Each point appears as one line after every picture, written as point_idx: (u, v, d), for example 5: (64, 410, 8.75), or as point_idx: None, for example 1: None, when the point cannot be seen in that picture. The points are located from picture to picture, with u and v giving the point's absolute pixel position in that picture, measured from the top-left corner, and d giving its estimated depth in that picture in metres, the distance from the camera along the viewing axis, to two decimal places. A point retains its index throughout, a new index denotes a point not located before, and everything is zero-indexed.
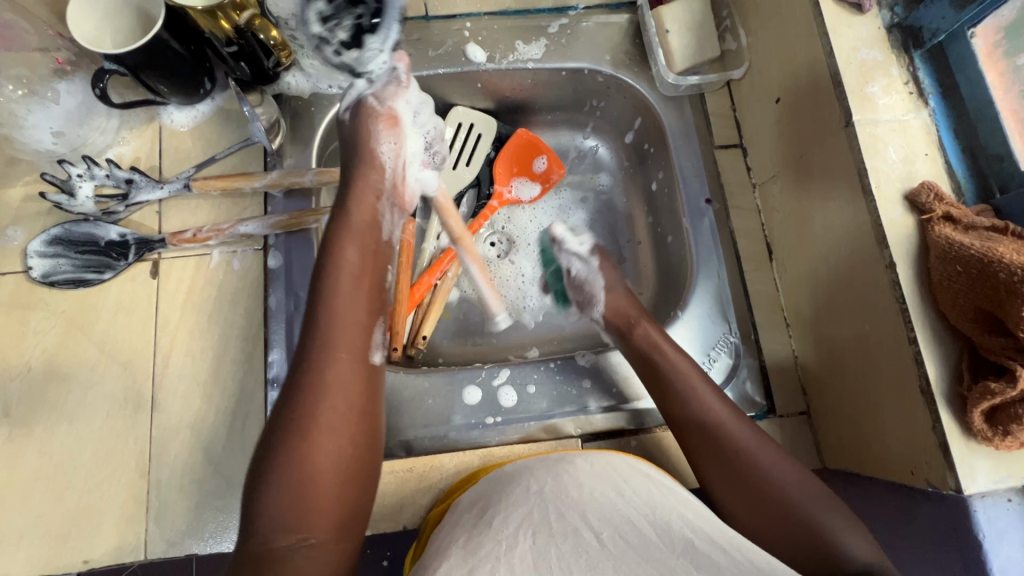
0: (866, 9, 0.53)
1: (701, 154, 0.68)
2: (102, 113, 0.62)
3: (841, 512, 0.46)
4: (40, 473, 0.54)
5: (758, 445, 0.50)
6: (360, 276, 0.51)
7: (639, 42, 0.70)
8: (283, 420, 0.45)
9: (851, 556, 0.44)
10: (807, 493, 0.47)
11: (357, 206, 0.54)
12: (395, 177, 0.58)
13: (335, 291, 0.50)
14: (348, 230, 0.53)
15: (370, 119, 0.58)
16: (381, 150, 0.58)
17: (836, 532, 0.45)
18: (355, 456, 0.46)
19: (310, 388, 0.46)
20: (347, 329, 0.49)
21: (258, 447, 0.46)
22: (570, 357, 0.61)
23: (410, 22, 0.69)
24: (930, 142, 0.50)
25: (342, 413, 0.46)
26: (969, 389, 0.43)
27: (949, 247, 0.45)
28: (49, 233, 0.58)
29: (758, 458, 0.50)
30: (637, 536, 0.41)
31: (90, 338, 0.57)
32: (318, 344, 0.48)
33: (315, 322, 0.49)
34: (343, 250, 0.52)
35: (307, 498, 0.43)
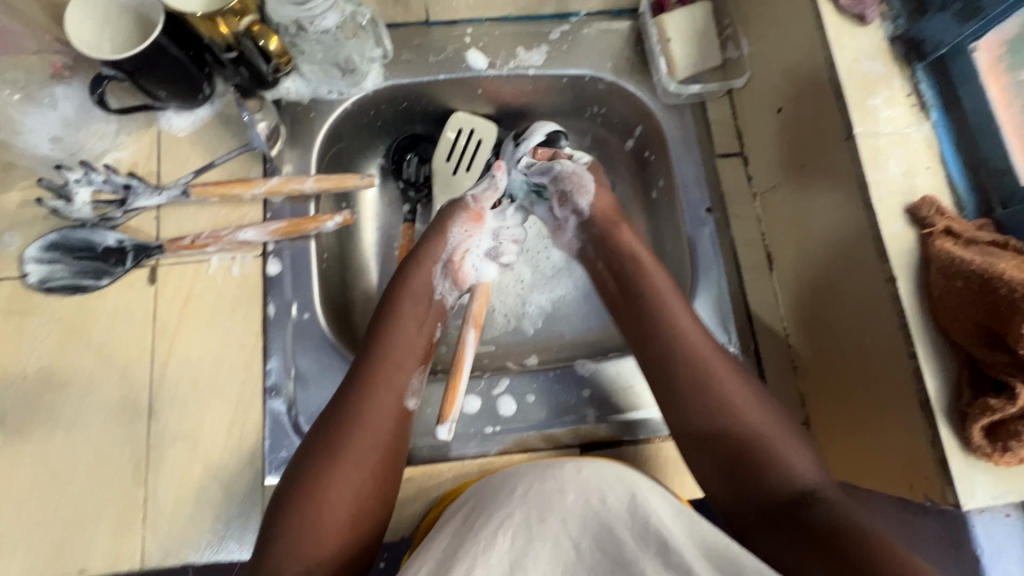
0: (869, 20, 0.53)
1: (702, 162, 0.68)
2: (100, 118, 0.61)
3: (792, 439, 0.49)
4: (37, 481, 0.53)
5: (728, 366, 0.52)
6: (411, 329, 0.56)
7: (641, 49, 0.69)
8: (314, 446, 0.48)
9: (799, 479, 0.47)
10: (763, 422, 0.50)
11: (419, 269, 0.59)
12: (455, 255, 0.62)
13: (386, 340, 0.54)
14: (404, 288, 0.58)
15: (458, 206, 0.63)
16: (452, 231, 0.62)
17: (789, 457, 0.48)
18: (374, 481, 0.48)
19: (347, 416, 0.49)
20: (391, 373, 0.52)
21: (287, 474, 0.48)
22: (570, 366, 0.61)
23: (410, 28, 0.68)
24: (932, 155, 0.50)
25: (369, 439, 0.48)
26: (969, 404, 0.43)
27: (951, 263, 0.44)
28: (46, 238, 0.58)
29: (724, 378, 0.51)
30: (614, 544, 0.40)
31: (87, 345, 0.57)
32: (363, 381, 0.51)
33: (364, 361, 0.53)
34: (400, 301, 0.57)
35: (320, 521, 0.44)
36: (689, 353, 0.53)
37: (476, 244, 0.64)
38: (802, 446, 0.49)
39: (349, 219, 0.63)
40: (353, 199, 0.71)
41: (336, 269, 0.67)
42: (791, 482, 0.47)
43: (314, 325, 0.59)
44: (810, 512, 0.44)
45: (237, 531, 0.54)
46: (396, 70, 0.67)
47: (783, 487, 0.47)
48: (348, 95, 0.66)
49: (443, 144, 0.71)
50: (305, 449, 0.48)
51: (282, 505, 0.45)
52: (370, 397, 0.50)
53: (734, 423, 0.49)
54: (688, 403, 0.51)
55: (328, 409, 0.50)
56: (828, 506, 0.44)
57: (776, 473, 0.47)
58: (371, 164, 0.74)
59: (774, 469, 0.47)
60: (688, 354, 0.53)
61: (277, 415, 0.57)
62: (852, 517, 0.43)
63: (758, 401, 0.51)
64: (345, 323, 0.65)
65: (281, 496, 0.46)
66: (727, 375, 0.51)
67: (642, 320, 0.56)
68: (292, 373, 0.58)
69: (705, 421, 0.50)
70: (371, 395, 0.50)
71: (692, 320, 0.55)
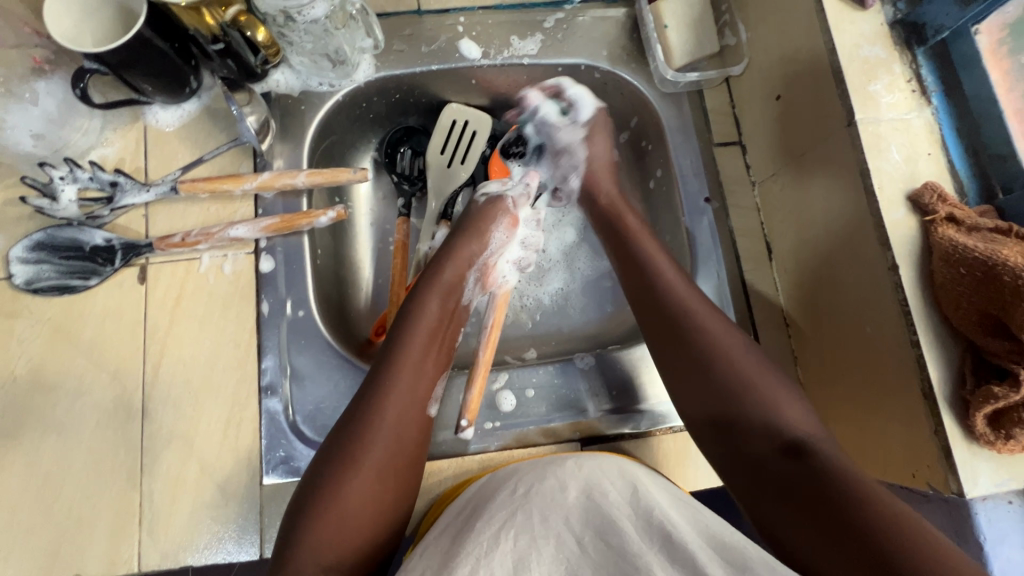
0: (868, 4, 0.52)
1: (700, 152, 0.67)
2: (84, 113, 0.60)
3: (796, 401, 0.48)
4: (29, 486, 0.52)
5: (722, 328, 0.52)
6: (437, 327, 0.55)
7: (636, 37, 0.68)
8: (338, 447, 0.47)
9: (790, 430, 0.47)
10: (766, 380, 0.49)
11: (452, 267, 0.59)
12: (491, 259, 0.64)
13: (416, 326, 0.54)
14: (437, 284, 0.57)
15: (499, 208, 0.64)
16: (495, 235, 0.63)
17: (780, 411, 0.48)
18: (392, 483, 0.47)
19: (373, 413, 0.48)
20: (422, 368, 0.52)
21: (306, 477, 0.47)
22: (570, 360, 0.61)
23: (402, 17, 0.67)
24: (933, 141, 0.50)
25: (400, 423, 0.49)
26: (972, 393, 0.43)
27: (953, 250, 0.44)
28: (31, 238, 0.56)
29: (720, 337, 0.52)
30: (617, 536, 0.39)
31: (77, 346, 0.56)
32: (395, 366, 0.51)
33: (393, 354, 0.52)
34: (427, 298, 0.56)
35: (340, 523, 0.44)
36: (685, 313, 0.53)
37: (508, 252, 0.66)
38: (795, 400, 0.49)
39: (342, 213, 0.61)
40: (346, 194, 0.70)
41: (331, 265, 0.66)
42: (784, 436, 0.46)
43: (310, 323, 0.59)
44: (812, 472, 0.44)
45: (235, 532, 0.53)
46: (387, 60, 0.66)
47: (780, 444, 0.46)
48: (339, 86, 0.64)
49: (436, 138, 0.69)
50: (327, 449, 0.48)
51: (304, 510, 0.45)
52: (398, 387, 0.50)
53: (731, 377, 0.50)
54: (691, 370, 0.51)
55: (354, 405, 0.49)
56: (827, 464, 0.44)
57: (766, 428, 0.47)
58: (364, 158, 0.73)
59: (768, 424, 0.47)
60: (684, 314, 0.53)
61: (274, 414, 0.56)
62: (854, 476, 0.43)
63: (756, 361, 0.50)
64: (341, 320, 0.64)
65: (302, 502, 0.45)
66: (723, 333, 0.52)
67: (637, 287, 0.57)
68: (288, 371, 0.57)
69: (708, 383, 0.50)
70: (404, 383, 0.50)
71: (681, 282, 0.55)
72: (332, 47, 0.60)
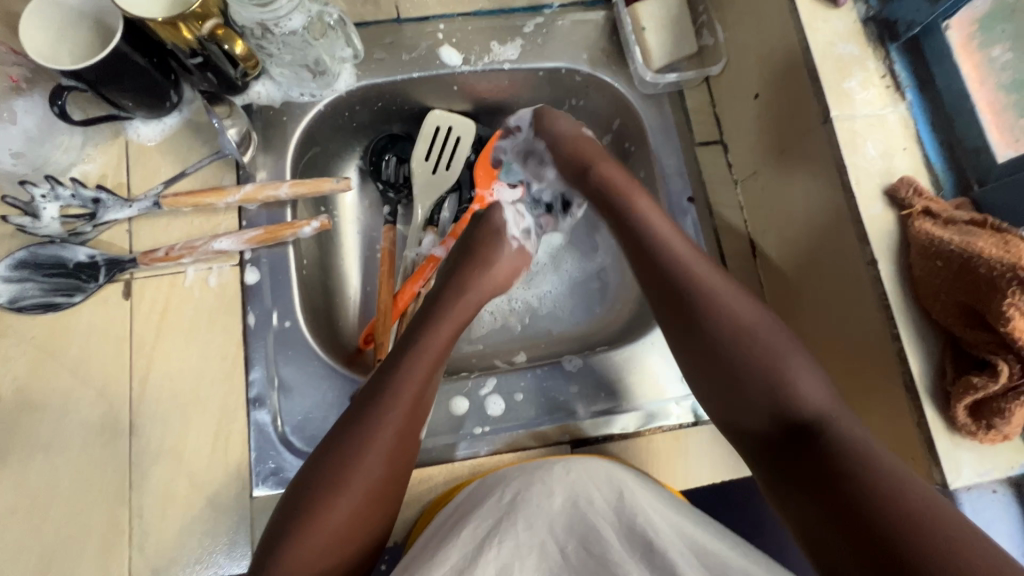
0: (841, 3, 0.53)
1: (682, 152, 0.67)
2: (64, 130, 0.60)
3: (803, 362, 0.49)
4: (17, 506, 0.52)
5: (725, 285, 0.54)
6: (439, 364, 0.54)
7: (616, 39, 0.68)
8: (334, 461, 0.47)
9: (795, 391, 0.48)
10: (774, 342, 0.50)
11: (466, 296, 0.60)
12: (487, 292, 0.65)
13: (422, 355, 0.53)
14: (446, 319, 0.57)
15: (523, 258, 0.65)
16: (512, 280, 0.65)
17: (794, 382, 0.48)
18: (375, 505, 0.47)
19: (373, 432, 0.48)
20: (422, 401, 0.51)
21: (293, 486, 0.47)
22: (557, 363, 0.61)
23: (381, 26, 0.67)
24: (909, 136, 0.50)
25: (395, 449, 0.49)
26: (952, 384, 0.43)
27: (930, 243, 0.45)
28: (13, 257, 0.56)
29: (729, 300, 0.53)
30: (600, 546, 0.43)
31: (62, 364, 0.56)
32: (398, 394, 0.50)
33: (399, 376, 0.51)
34: (439, 324, 0.56)
35: (323, 537, 0.44)
36: (686, 275, 0.54)
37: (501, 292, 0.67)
38: (807, 368, 0.49)
39: (326, 223, 0.61)
40: (331, 202, 0.70)
41: (318, 275, 0.66)
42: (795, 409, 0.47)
43: (297, 333, 0.59)
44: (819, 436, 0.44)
45: (225, 545, 0.53)
46: (368, 69, 0.66)
47: (789, 407, 0.47)
48: (321, 96, 0.64)
49: (420, 145, 0.70)
50: (318, 459, 0.47)
51: (289, 520, 0.45)
52: (397, 417, 0.49)
53: (726, 334, 0.51)
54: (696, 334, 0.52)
55: (350, 420, 0.49)
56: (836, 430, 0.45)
57: (778, 399, 0.48)
58: (349, 167, 0.73)
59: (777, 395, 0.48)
60: (688, 278, 0.54)
61: (263, 426, 0.56)
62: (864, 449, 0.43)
63: (771, 326, 0.51)
64: (329, 330, 0.64)
65: (285, 511, 0.45)
66: (727, 291, 0.53)
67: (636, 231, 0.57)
68: (276, 383, 0.57)
69: (714, 351, 0.51)
70: (405, 412, 0.50)
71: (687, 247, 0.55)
72: (315, 57, 0.61)
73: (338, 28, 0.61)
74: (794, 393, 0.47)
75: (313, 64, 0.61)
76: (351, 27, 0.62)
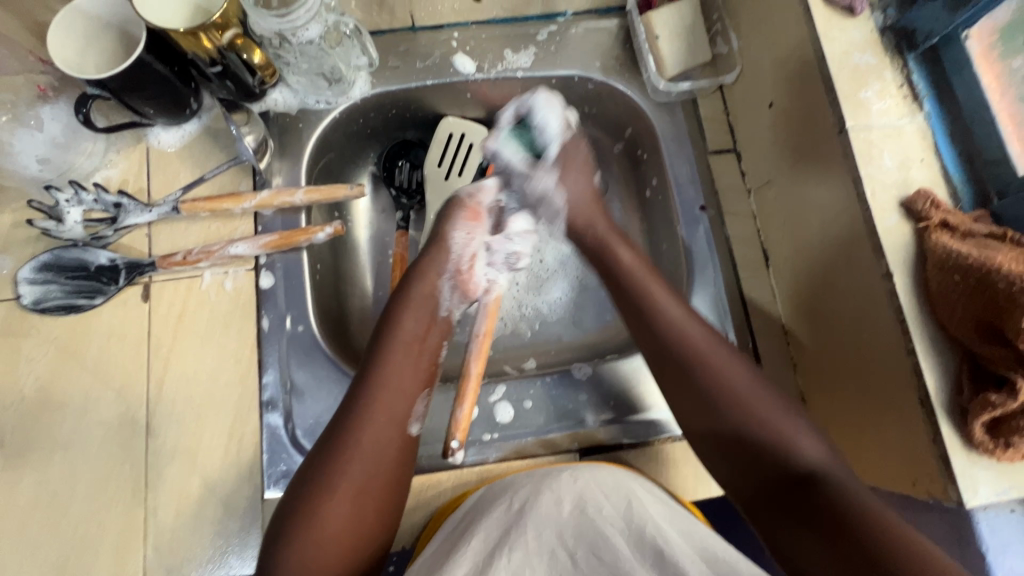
0: (858, 12, 0.52)
1: (695, 160, 0.67)
2: (88, 136, 0.61)
3: (799, 422, 0.48)
4: (38, 501, 0.54)
5: (720, 356, 0.52)
6: (413, 347, 0.55)
7: (629, 47, 0.69)
8: (315, 463, 0.48)
9: (800, 459, 0.46)
10: (763, 405, 0.49)
11: (420, 282, 0.58)
12: (462, 266, 0.61)
13: (386, 356, 0.53)
14: (409, 303, 0.57)
15: (456, 205, 0.62)
16: (455, 235, 0.61)
17: (791, 443, 0.47)
18: (372, 508, 0.47)
19: (343, 435, 0.48)
20: (396, 389, 0.52)
21: (284, 498, 0.47)
22: (567, 370, 0.61)
23: (396, 34, 0.68)
24: (926, 147, 0.50)
25: (378, 440, 0.49)
26: (969, 401, 0.43)
27: (947, 257, 0.44)
28: (38, 259, 0.58)
29: (723, 367, 0.51)
30: (610, 552, 0.42)
31: (82, 365, 0.57)
32: (373, 388, 0.51)
33: (365, 377, 0.52)
34: (400, 317, 0.56)
35: (317, 540, 0.44)
36: (684, 340, 0.53)
37: (479, 245, 0.63)
38: (793, 412, 0.49)
39: (340, 229, 0.62)
40: (345, 208, 0.71)
41: (330, 280, 0.66)
42: (794, 465, 0.46)
43: (309, 338, 0.59)
44: (819, 497, 0.44)
45: (237, 546, 0.54)
46: (383, 77, 0.66)
47: (784, 466, 0.46)
48: (336, 103, 0.65)
49: (433, 151, 0.71)
50: (308, 466, 0.48)
51: (286, 528, 0.45)
52: (375, 411, 0.50)
53: (729, 402, 0.50)
54: (686, 392, 0.52)
55: (330, 424, 0.50)
56: (834, 487, 0.44)
57: (775, 459, 0.47)
58: (362, 173, 0.73)
59: (776, 457, 0.47)
60: (682, 339, 0.53)
61: (275, 429, 0.57)
62: (858, 500, 0.42)
63: (754, 381, 0.50)
64: (341, 334, 0.65)
65: (283, 518, 0.46)
66: (705, 340, 0.53)
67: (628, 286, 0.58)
68: (288, 386, 0.58)
69: (710, 410, 0.50)
70: (379, 403, 0.50)
71: (684, 313, 0.55)
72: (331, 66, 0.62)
73: (352, 36, 0.62)
74: (793, 451, 0.47)
75: (331, 72, 0.63)
76: (366, 36, 0.63)
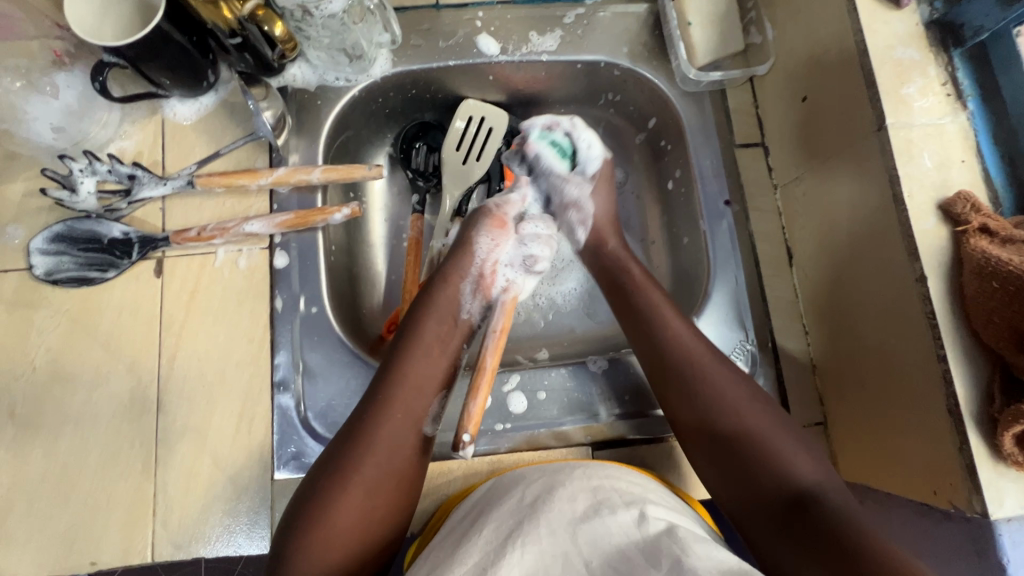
0: (904, 4, 0.50)
1: (721, 152, 0.65)
2: (103, 106, 0.60)
3: (798, 442, 0.48)
4: (48, 473, 0.53)
5: (715, 364, 0.53)
6: (432, 348, 0.54)
7: (658, 33, 0.66)
8: (328, 466, 0.47)
9: (801, 478, 0.46)
10: (758, 419, 0.49)
11: (444, 289, 0.57)
12: (484, 270, 0.60)
13: (407, 364, 0.52)
14: (430, 309, 0.56)
15: (483, 213, 0.62)
16: (478, 242, 0.60)
17: (793, 459, 0.47)
18: (380, 509, 0.47)
19: (360, 441, 0.48)
20: (415, 392, 0.51)
21: (293, 501, 0.47)
22: (583, 362, 0.60)
23: (420, 11, 0.66)
24: (969, 147, 0.48)
25: (392, 438, 0.48)
26: (1000, 411, 0.41)
27: (986, 263, 0.42)
28: (51, 230, 0.57)
29: (717, 375, 0.52)
30: (619, 548, 0.41)
31: (94, 338, 0.56)
32: (392, 387, 0.51)
33: (384, 380, 0.51)
34: (422, 322, 0.55)
35: (326, 543, 0.44)
36: (683, 350, 0.54)
37: (503, 254, 0.61)
38: (796, 435, 0.49)
39: (357, 210, 0.61)
40: (361, 189, 0.70)
41: (345, 261, 0.65)
42: (791, 482, 0.46)
43: (322, 320, 0.58)
44: (817, 515, 0.43)
45: (246, 525, 0.53)
46: (405, 56, 0.65)
47: (784, 482, 0.46)
48: (356, 81, 0.64)
49: (453, 133, 0.69)
50: (322, 463, 0.48)
51: (297, 520, 0.45)
52: (391, 410, 0.49)
53: (735, 429, 0.49)
54: (680, 385, 0.52)
55: (345, 429, 0.49)
56: (833, 507, 0.44)
57: (775, 474, 0.46)
58: (379, 153, 0.72)
59: (774, 470, 0.47)
60: (669, 337, 0.54)
61: (286, 411, 0.56)
62: (860, 523, 0.42)
63: (765, 411, 0.50)
64: (354, 317, 0.64)
65: (296, 511, 0.46)
66: (703, 351, 0.54)
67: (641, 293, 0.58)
68: (300, 368, 0.57)
69: (707, 411, 0.51)
70: (396, 406, 0.50)
71: (689, 334, 0.54)
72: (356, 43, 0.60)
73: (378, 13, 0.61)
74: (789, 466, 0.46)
75: (353, 50, 0.61)
76: (391, 14, 0.62)
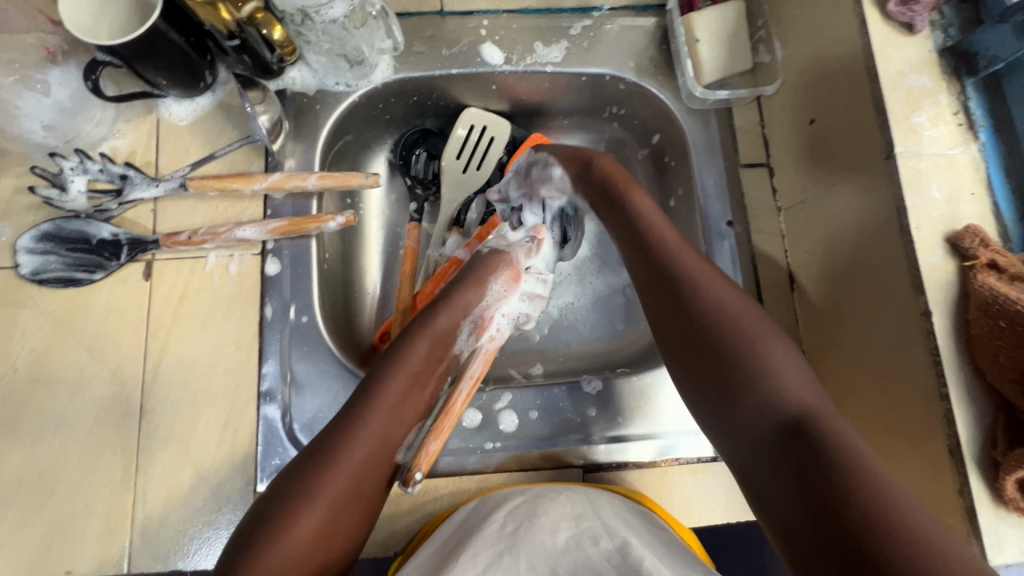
0: (918, 30, 0.49)
1: (725, 172, 0.64)
2: (97, 104, 0.59)
3: (791, 359, 0.45)
4: (25, 477, 0.52)
5: (715, 279, 0.50)
6: (420, 377, 0.52)
7: (666, 48, 0.65)
8: (295, 480, 0.45)
9: (787, 401, 0.43)
10: (748, 330, 0.47)
11: (444, 316, 0.54)
12: (487, 311, 0.58)
13: (392, 383, 0.50)
14: (425, 331, 0.53)
15: (502, 259, 0.58)
16: (490, 286, 0.57)
17: (777, 376, 0.44)
18: (343, 527, 0.45)
19: (333, 458, 0.46)
20: (396, 415, 0.50)
21: (252, 510, 0.45)
22: (577, 382, 0.59)
23: (424, 17, 0.65)
24: (979, 180, 0.47)
25: (369, 457, 0.47)
26: (1004, 455, 0.40)
27: (993, 301, 0.41)
28: (39, 229, 0.56)
29: (716, 290, 0.49)
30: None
31: (78, 341, 0.55)
32: (372, 409, 0.49)
33: (367, 399, 0.49)
34: (414, 345, 0.52)
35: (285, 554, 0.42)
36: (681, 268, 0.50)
37: (507, 304, 0.59)
38: (789, 355, 0.46)
39: (352, 219, 0.60)
40: (358, 195, 0.69)
41: (339, 269, 0.64)
42: (779, 402, 0.43)
43: (312, 330, 0.57)
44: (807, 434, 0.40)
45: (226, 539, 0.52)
46: (407, 62, 0.64)
47: (769, 403, 0.43)
48: (356, 86, 0.63)
49: (453, 142, 0.68)
50: (289, 473, 0.46)
51: (255, 528, 0.43)
52: (368, 428, 0.48)
53: (732, 351, 0.46)
54: (669, 301, 0.50)
55: (317, 441, 0.47)
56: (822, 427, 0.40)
57: (761, 397, 0.44)
58: (377, 160, 0.71)
59: (761, 390, 0.44)
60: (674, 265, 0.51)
61: (271, 422, 0.55)
62: (849, 441, 0.39)
63: (760, 321, 0.47)
64: (346, 327, 0.63)
65: (254, 521, 0.44)
66: (712, 278, 0.50)
67: (629, 236, 0.54)
68: (288, 378, 0.56)
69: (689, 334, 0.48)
70: (377, 423, 0.48)
71: (675, 237, 0.53)
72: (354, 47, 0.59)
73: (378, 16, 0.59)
74: (773, 381, 0.44)
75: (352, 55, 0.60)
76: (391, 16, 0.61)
